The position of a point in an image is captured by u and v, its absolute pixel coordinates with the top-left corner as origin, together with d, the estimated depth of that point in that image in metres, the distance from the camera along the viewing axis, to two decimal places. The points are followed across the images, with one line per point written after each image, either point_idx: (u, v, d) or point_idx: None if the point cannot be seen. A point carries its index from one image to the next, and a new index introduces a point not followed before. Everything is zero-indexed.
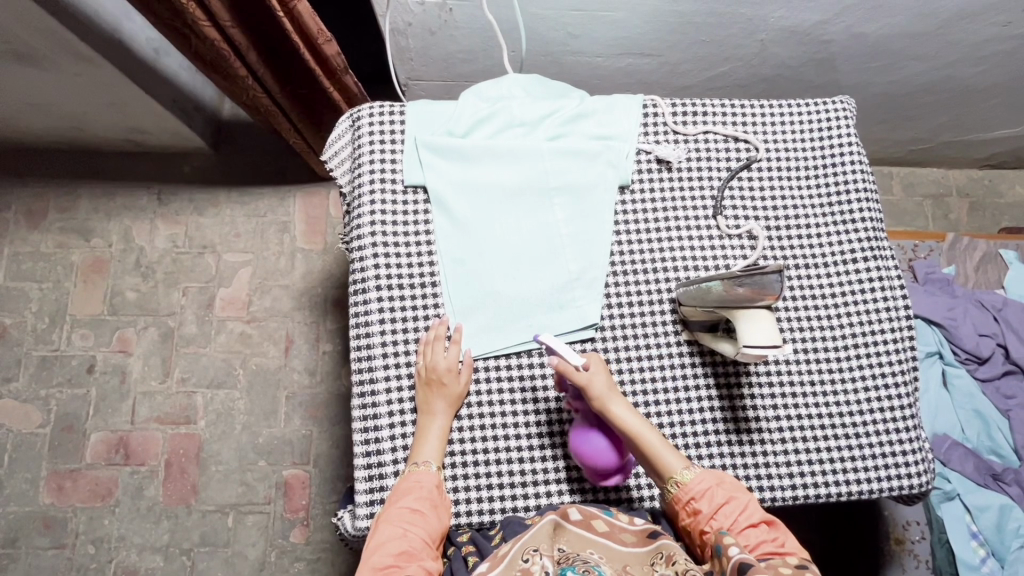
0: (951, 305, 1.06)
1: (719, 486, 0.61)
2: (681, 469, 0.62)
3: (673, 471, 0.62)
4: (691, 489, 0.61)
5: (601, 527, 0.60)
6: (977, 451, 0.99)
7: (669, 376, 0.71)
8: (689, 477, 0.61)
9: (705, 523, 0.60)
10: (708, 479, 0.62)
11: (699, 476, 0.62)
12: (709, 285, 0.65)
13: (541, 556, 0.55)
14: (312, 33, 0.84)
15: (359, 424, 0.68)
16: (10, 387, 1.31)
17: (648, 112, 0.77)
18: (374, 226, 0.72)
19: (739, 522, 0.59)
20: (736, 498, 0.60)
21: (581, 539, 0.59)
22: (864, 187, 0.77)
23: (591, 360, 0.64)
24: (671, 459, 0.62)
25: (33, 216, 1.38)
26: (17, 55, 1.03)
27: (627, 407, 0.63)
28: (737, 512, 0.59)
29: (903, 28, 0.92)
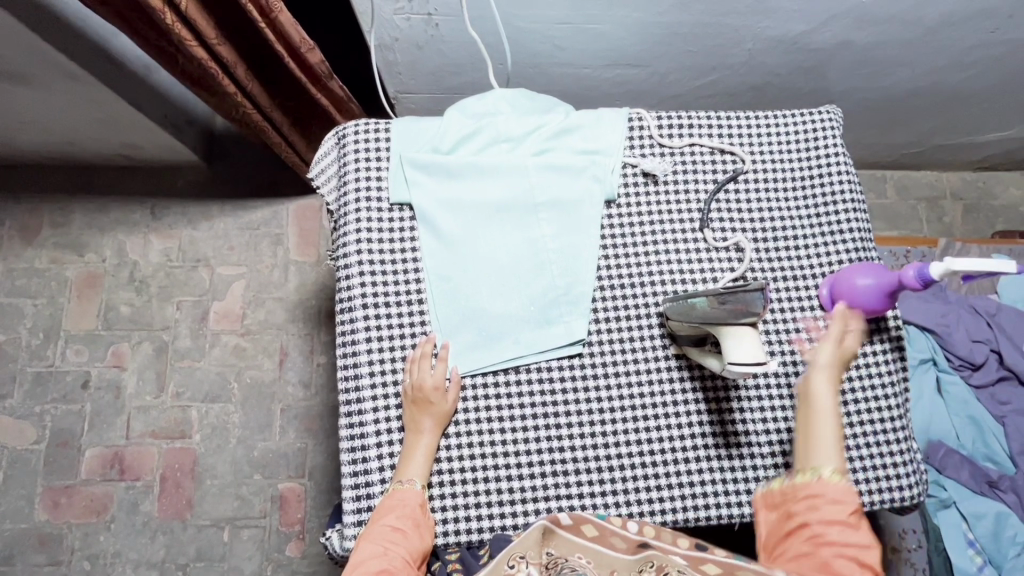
0: (943, 311, 1.05)
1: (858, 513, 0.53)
2: (830, 468, 0.55)
3: (822, 463, 0.56)
4: (835, 483, 0.54)
5: (590, 531, 0.58)
6: (972, 458, 0.99)
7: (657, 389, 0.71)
8: (830, 477, 0.54)
9: (809, 519, 0.53)
10: (845, 495, 0.53)
11: (847, 491, 0.54)
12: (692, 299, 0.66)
13: (526, 563, 0.54)
14: (296, 42, 0.84)
15: (347, 444, 0.68)
16: (5, 404, 1.31)
17: (633, 126, 0.77)
18: (360, 243, 0.72)
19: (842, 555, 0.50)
20: (862, 535, 0.51)
21: (570, 543, 0.56)
22: (851, 197, 0.76)
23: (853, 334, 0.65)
24: (827, 452, 0.56)
25: (27, 231, 1.39)
26: (8, 75, 1.04)
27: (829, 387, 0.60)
28: (844, 518, 0.52)
29: (890, 35, 0.92)
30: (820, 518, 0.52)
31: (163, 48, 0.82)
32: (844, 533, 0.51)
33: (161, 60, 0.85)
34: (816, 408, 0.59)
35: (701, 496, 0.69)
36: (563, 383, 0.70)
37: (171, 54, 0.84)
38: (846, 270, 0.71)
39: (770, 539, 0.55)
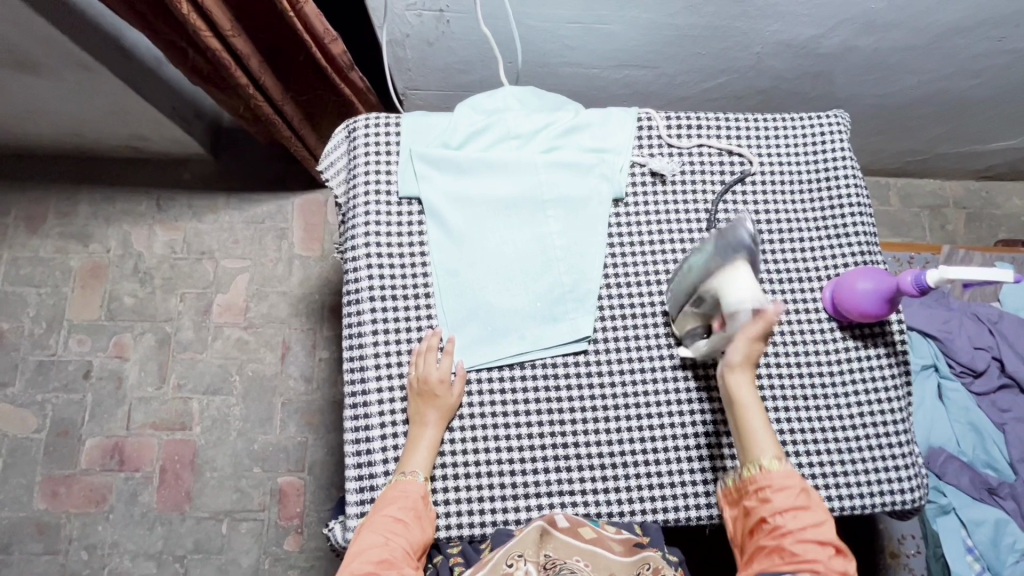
0: (945, 317, 1.06)
1: (806, 489, 0.59)
2: (771, 458, 0.60)
3: (763, 455, 0.60)
4: (781, 472, 0.59)
5: (588, 534, 0.61)
6: (972, 465, 0.99)
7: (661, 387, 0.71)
8: (774, 468, 0.59)
9: (765, 515, 0.59)
10: (795, 479, 0.59)
11: (792, 471, 0.60)
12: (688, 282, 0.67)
13: (524, 562, 0.58)
14: (318, 33, 0.84)
15: (351, 435, 0.68)
16: (7, 391, 1.31)
17: (643, 125, 0.78)
18: (369, 236, 0.72)
19: (804, 531, 0.57)
20: (813, 511, 0.58)
21: (565, 544, 0.60)
22: (858, 201, 0.77)
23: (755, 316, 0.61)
24: (765, 442, 0.61)
25: (32, 220, 1.39)
26: (20, 63, 1.04)
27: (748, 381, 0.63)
28: (796, 503, 0.58)
29: (899, 41, 0.93)
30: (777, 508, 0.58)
31: (174, 42, 0.86)
32: (797, 517, 0.57)
33: (173, 53, 0.88)
34: (742, 410, 0.62)
35: (703, 495, 0.69)
36: (568, 379, 0.71)
37: (183, 48, 0.87)
38: (847, 274, 0.72)
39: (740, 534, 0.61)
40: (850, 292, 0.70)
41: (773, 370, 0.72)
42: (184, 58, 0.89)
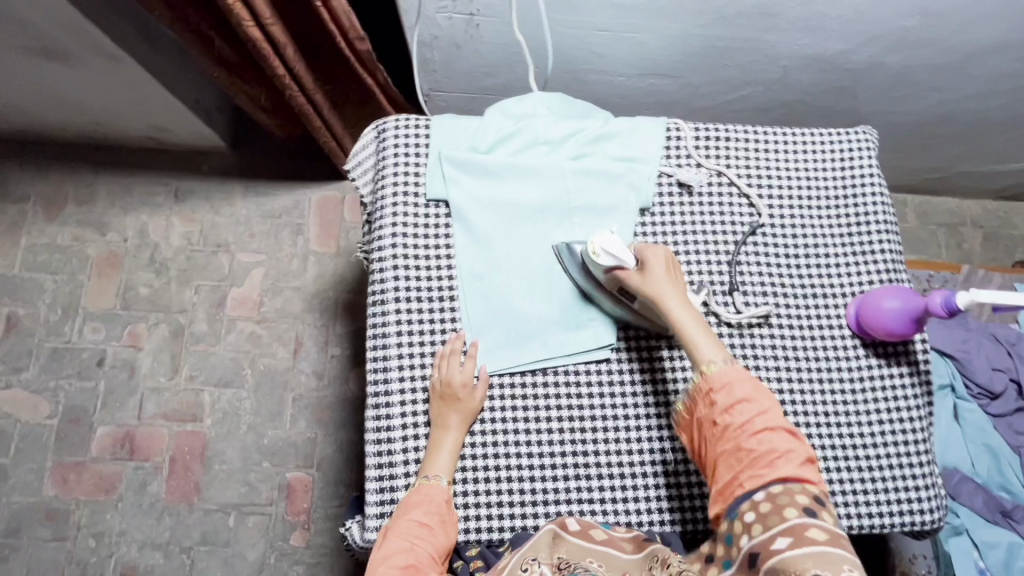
0: (964, 337, 1.05)
1: (748, 381, 0.61)
2: (718, 361, 0.62)
3: (709, 360, 0.62)
4: (724, 372, 0.61)
5: (599, 535, 0.62)
6: (986, 486, 0.98)
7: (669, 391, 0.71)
8: (719, 368, 0.61)
9: (717, 423, 0.60)
10: (732, 375, 0.61)
11: (736, 368, 0.62)
12: (602, 280, 0.69)
13: (539, 565, 0.58)
14: (346, 27, 0.84)
15: (372, 435, 0.69)
16: (21, 377, 1.32)
17: (671, 136, 0.78)
18: (396, 237, 0.72)
19: (754, 425, 0.58)
20: (757, 401, 0.59)
21: (578, 548, 0.60)
22: (884, 218, 0.77)
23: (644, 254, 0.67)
24: (710, 349, 0.63)
25: (51, 207, 1.40)
26: (48, 51, 1.05)
27: (674, 300, 0.65)
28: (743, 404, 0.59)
29: (928, 59, 0.92)
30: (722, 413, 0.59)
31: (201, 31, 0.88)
32: (743, 414, 0.59)
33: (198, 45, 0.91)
34: (681, 328, 0.64)
35: None
36: (589, 386, 0.71)
37: (209, 37, 0.89)
38: (874, 291, 0.72)
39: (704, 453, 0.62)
40: (875, 311, 0.70)
41: (795, 385, 0.72)
42: (209, 44, 0.91)
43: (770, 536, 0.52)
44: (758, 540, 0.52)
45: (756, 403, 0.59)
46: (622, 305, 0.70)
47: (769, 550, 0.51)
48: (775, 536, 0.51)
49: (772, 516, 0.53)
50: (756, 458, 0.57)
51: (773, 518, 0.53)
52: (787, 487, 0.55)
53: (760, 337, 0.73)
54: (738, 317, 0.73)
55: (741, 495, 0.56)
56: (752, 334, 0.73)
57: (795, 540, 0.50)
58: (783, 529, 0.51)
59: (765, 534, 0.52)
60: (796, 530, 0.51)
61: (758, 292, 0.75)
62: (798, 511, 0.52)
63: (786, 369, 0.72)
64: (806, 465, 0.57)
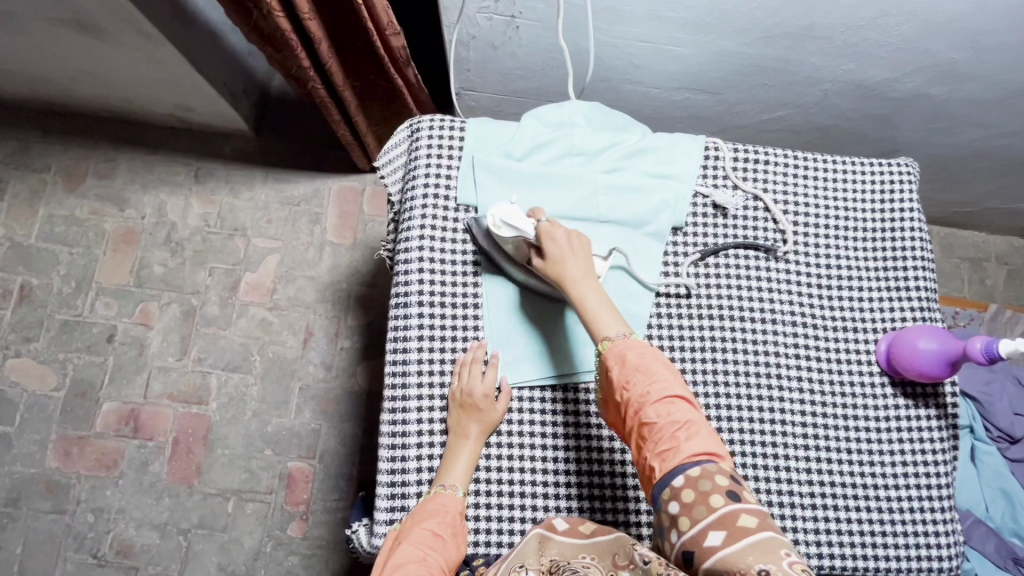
0: (987, 378, 1.03)
1: (644, 351, 0.60)
2: (617, 334, 0.61)
3: (607, 334, 0.62)
4: (625, 347, 0.60)
5: (587, 528, 0.60)
6: (999, 531, 0.97)
7: None
8: (614, 342, 0.61)
9: (622, 402, 0.59)
10: (631, 346, 0.60)
11: (635, 342, 0.60)
12: (513, 256, 0.69)
13: (526, 571, 0.57)
14: (383, 24, 0.84)
15: (387, 439, 0.69)
16: (30, 347, 1.31)
17: (709, 155, 0.76)
18: (423, 240, 0.72)
19: (652, 396, 0.57)
20: (652, 370, 0.58)
21: (570, 547, 0.58)
22: (921, 254, 0.75)
23: (541, 232, 0.66)
24: (610, 324, 0.62)
25: (71, 179, 1.39)
26: (82, 25, 1.04)
27: (573, 278, 0.64)
28: (646, 383, 0.58)
29: (974, 94, 0.90)
30: (623, 391, 0.59)
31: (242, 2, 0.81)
32: (642, 386, 0.58)
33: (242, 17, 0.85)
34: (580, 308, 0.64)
35: None
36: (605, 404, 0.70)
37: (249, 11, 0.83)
38: (908, 329, 0.70)
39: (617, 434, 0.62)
40: (909, 350, 0.69)
41: (818, 419, 0.71)
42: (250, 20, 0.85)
43: (703, 531, 0.50)
44: (688, 535, 0.50)
45: (649, 372, 0.58)
46: (530, 275, 0.70)
47: (704, 547, 0.49)
48: (708, 531, 0.49)
49: (698, 506, 0.51)
50: (662, 434, 0.56)
51: (700, 511, 0.51)
52: (705, 468, 0.53)
53: (786, 367, 0.72)
54: (765, 343, 0.72)
55: (660, 483, 0.55)
56: (777, 362, 0.72)
57: (730, 534, 0.48)
58: (713, 522, 0.50)
59: (694, 529, 0.50)
60: (727, 522, 0.49)
61: (787, 320, 0.73)
62: (724, 498, 0.51)
63: (810, 402, 0.71)
64: (713, 437, 0.56)
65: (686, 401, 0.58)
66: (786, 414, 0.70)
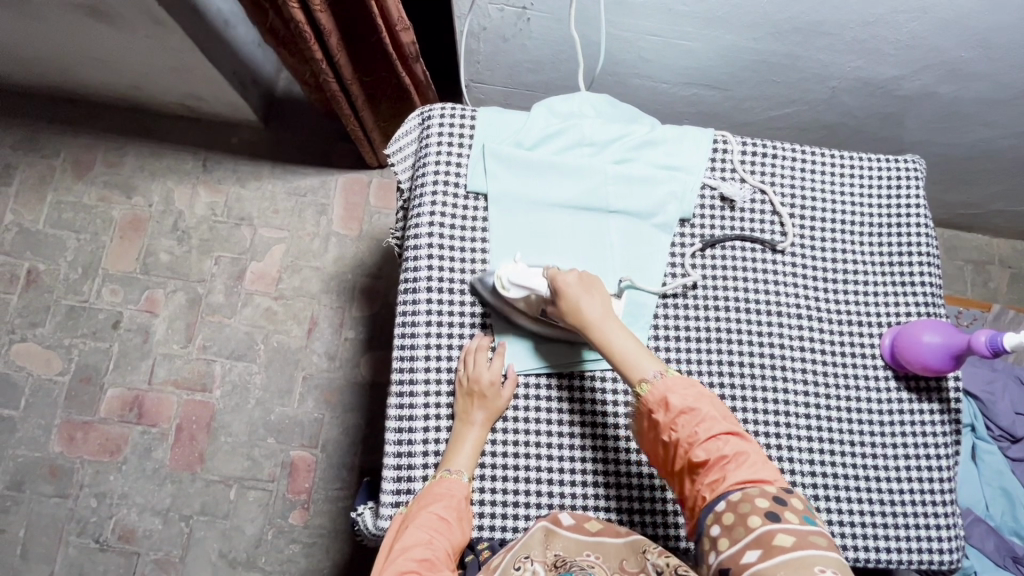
0: (990, 378, 1.04)
1: (685, 387, 0.60)
2: (652, 374, 0.61)
3: (643, 376, 0.61)
4: (665, 390, 0.59)
5: (593, 527, 0.61)
6: (999, 530, 0.97)
7: None
8: (651, 385, 0.60)
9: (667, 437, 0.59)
10: (674, 381, 0.60)
11: (673, 382, 0.60)
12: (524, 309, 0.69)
13: (531, 563, 0.57)
14: (393, 20, 0.84)
15: (394, 423, 0.70)
16: (36, 331, 1.32)
17: (717, 148, 0.77)
18: (432, 226, 0.73)
19: (697, 432, 0.58)
20: (696, 406, 0.59)
21: (573, 543, 0.60)
22: (927, 249, 0.76)
23: (552, 279, 0.65)
24: (644, 363, 0.62)
25: (80, 166, 1.40)
26: (95, 11, 1.05)
27: (596, 321, 0.63)
28: (694, 423, 0.58)
29: (982, 93, 0.90)
30: (668, 428, 0.59)
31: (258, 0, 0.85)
32: (686, 422, 0.58)
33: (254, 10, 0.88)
34: (609, 353, 0.63)
35: None
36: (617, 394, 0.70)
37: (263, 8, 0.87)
38: (913, 324, 0.71)
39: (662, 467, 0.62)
40: (912, 344, 0.69)
41: (822, 411, 0.71)
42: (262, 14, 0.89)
43: (739, 550, 0.51)
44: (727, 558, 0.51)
45: (692, 407, 0.59)
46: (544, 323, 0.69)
47: (740, 564, 0.50)
48: (745, 550, 0.50)
49: (737, 528, 0.52)
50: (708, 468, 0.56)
51: (739, 534, 0.52)
52: (746, 494, 0.54)
53: (791, 359, 0.72)
54: (770, 335, 0.73)
55: (705, 510, 0.56)
56: (782, 355, 0.72)
57: (765, 551, 0.49)
58: (750, 542, 0.50)
59: (732, 549, 0.51)
60: (763, 541, 0.50)
61: (792, 312, 0.73)
62: (762, 519, 0.51)
63: (814, 394, 0.71)
64: (759, 467, 0.56)
65: (730, 433, 0.58)
66: (791, 405, 0.71)
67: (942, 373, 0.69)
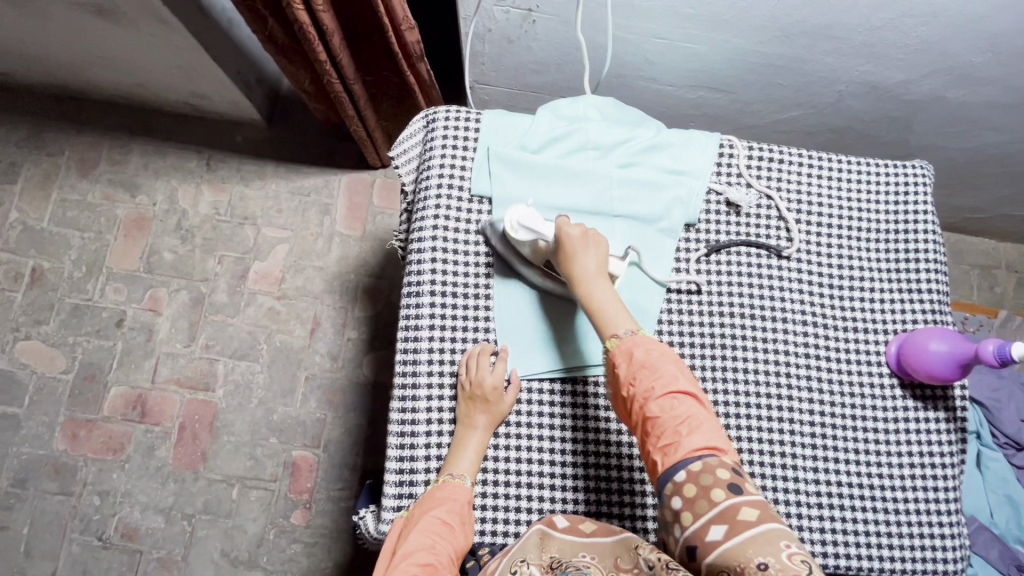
0: (995, 385, 1.03)
1: (650, 348, 0.60)
2: (625, 331, 0.62)
3: (615, 332, 0.62)
4: (632, 344, 0.60)
5: (587, 528, 0.61)
6: (1003, 538, 0.97)
7: None
8: (621, 338, 0.61)
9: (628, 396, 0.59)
10: (638, 340, 0.61)
11: (642, 339, 0.61)
12: (529, 255, 0.70)
13: (528, 566, 0.57)
14: (398, 19, 0.82)
15: (396, 426, 0.69)
16: (40, 329, 1.33)
17: (723, 153, 0.76)
18: (436, 229, 0.72)
19: (657, 392, 0.58)
20: (657, 367, 0.59)
21: (569, 544, 0.60)
22: (934, 256, 0.75)
23: (562, 223, 0.66)
24: (620, 320, 0.63)
25: (84, 164, 1.40)
26: (100, 10, 1.05)
27: (586, 271, 0.65)
28: (650, 380, 0.58)
29: (991, 98, 0.90)
30: (630, 386, 0.59)
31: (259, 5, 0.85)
32: (647, 380, 0.58)
33: (253, 17, 0.88)
34: (588, 303, 0.64)
35: None
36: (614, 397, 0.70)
37: (262, 15, 0.87)
38: (919, 331, 0.70)
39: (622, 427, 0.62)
40: (919, 352, 0.69)
41: (827, 418, 0.71)
42: (262, 21, 0.89)
43: (703, 526, 0.51)
44: (689, 528, 0.51)
45: (652, 367, 0.59)
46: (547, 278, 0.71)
47: (705, 542, 0.50)
48: (708, 525, 0.50)
49: (700, 501, 0.52)
50: (666, 429, 0.56)
51: (702, 505, 0.52)
52: (705, 462, 0.54)
53: (795, 366, 0.72)
54: (775, 341, 0.72)
55: (664, 479, 0.55)
56: (787, 362, 0.72)
57: (730, 527, 0.49)
58: (714, 516, 0.50)
59: (696, 523, 0.51)
60: (728, 516, 0.50)
61: (798, 319, 0.73)
62: (725, 492, 0.52)
63: (818, 401, 0.71)
64: (717, 433, 0.57)
65: (687, 395, 0.58)
66: (795, 412, 0.70)
67: (949, 382, 0.68)
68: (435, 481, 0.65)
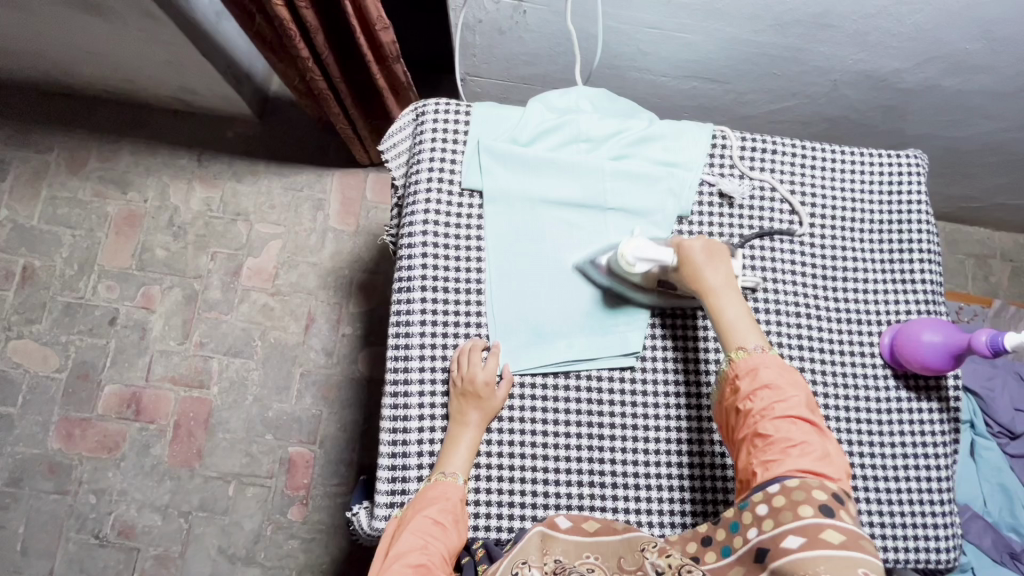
0: (990, 375, 1.03)
1: (777, 370, 0.59)
2: (753, 346, 0.60)
3: (742, 345, 0.61)
4: (753, 363, 0.59)
5: (591, 526, 0.62)
6: (997, 526, 0.97)
7: (651, 396, 0.70)
8: (747, 355, 0.60)
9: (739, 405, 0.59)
10: (763, 359, 0.59)
11: (769, 358, 0.59)
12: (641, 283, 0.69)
13: (529, 568, 0.57)
14: (371, 18, 0.81)
15: (388, 423, 0.69)
16: (33, 329, 1.32)
17: (716, 144, 0.76)
18: (426, 223, 0.72)
19: (773, 409, 0.57)
20: (781, 387, 0.57)
21: (573, 545, 0.60)
22: (928, 247, 0.75)
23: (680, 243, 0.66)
24: (749, 334, 0.61)
25: (74, 161, 1.39)
26: (83, 3, 1.03)
27: (711, 286, 0.63)
28: (772, 399, 0.57)
29: (987, 86, 0.89)
30: (747, 398, 0.58)
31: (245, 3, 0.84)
32: (764, 397, 0.57)
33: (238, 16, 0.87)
34: (715, 317, 0.63)
35: None
36: (624, 392, 0.70)
37: (251, 16, 0.86)
38: (913, 322, 0.70)
39: (726, 434, 0.61)
40: (912, 343, 0.68)
41: (820, 410, 0.71)
42: (249, 21, 0.87)
43: (782, 532, 0.52)
44: (767, 535, 0.53)
45: (771, 386, 0.58)
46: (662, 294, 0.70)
47: (779, 547, 0.51)
48: (787, 534, 0.51)
49: (786, 511, 0.52)
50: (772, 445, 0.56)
51: (786, 516, 0.52)
52: (804, 481, 0.53)
53: (789, 358, 0.71)
54: (769, 333, 0.72)
55: (756, 486, 0.56)
56: (781, 354, 0.71)
57: (808, 541, 0.50)
58: (795, 527, 0.51)
59: (776, 530, 0.52)
60: (809, 531, 0.50)
61: (792, 310, 0.73)
62: (814, 510, 0.51)
63: (810, 392, 0.71)
64: (826, 459, 0.55)
65: (803, 418, 0.56)
66: None
67: (939, 373, 0.69)
68: (428, 479, 0.65)
